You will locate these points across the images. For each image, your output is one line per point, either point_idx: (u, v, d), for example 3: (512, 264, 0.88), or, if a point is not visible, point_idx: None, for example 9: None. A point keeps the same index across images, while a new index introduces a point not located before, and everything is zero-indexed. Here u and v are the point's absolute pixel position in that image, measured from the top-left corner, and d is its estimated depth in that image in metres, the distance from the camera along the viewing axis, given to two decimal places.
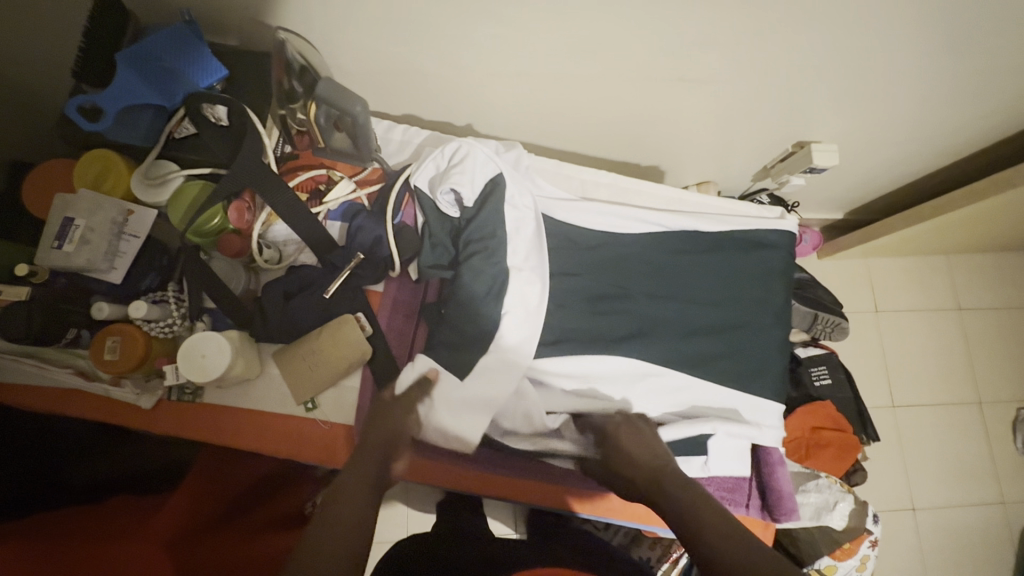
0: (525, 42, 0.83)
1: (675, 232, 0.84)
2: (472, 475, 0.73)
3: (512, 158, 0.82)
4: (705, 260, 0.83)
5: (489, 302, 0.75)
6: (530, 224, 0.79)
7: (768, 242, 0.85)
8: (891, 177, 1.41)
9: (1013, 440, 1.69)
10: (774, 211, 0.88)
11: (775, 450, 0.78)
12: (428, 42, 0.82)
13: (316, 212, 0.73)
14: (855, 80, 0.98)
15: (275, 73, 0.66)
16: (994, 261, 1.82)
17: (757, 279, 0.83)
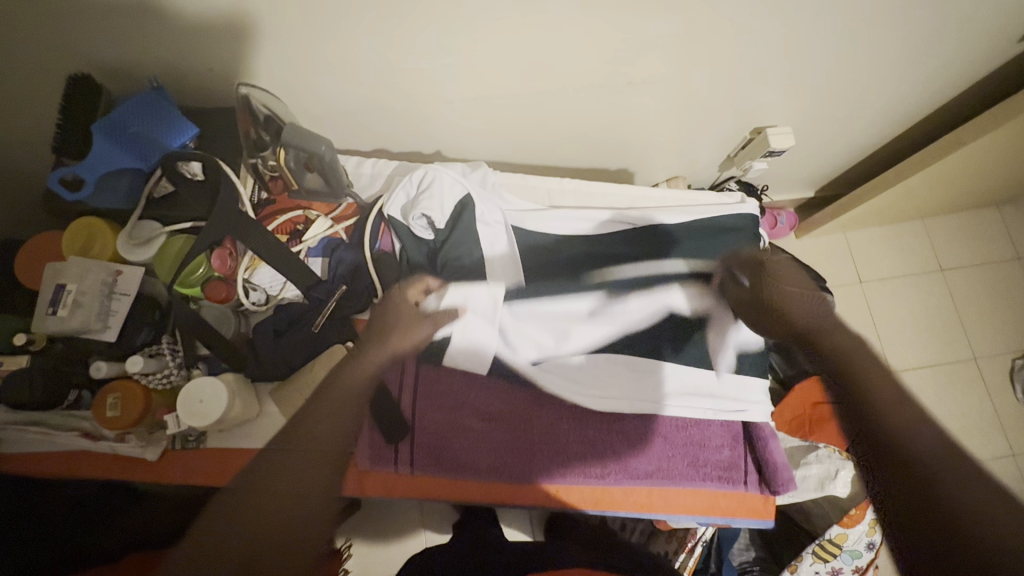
0: (478, 67, 0.88)
1: (645, 226, 0.86)
2: (546, 489, 0.75)
3: (479, 177, 0.85)
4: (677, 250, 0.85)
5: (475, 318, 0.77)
6: (503, 238, 0.82)
7: (731, 226, 0.88)
8: (852, 150, 1.46)
9: (1014, 391, 1.71)
10: (735, 197, 0.92)
11: (765, 424, 0.79)
12: (385, 79, 0.87)
13: (296, 250, 0.76)
14: (793, 66, 1.03)
15: (241, 124, 0.70)
16: (966, 219, 1.87)
17: (726, 264, 0.86)
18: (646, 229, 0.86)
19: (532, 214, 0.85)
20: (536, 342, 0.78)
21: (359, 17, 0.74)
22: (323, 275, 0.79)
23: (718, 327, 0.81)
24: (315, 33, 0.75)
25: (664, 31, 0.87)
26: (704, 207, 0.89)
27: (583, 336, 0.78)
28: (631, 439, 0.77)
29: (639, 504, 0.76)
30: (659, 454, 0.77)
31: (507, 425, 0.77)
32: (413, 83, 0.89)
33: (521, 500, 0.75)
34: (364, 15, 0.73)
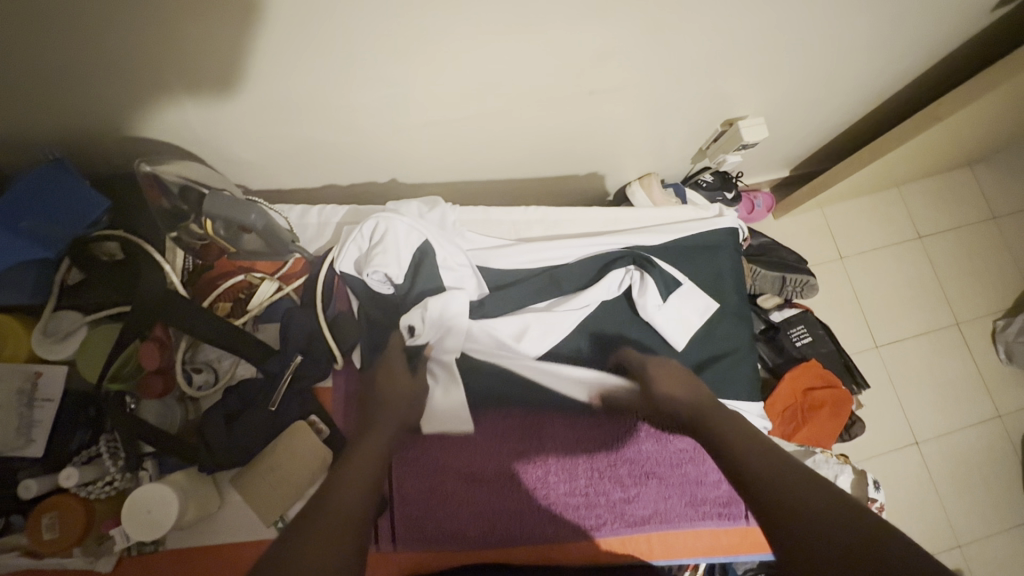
0: (429, 94, 0.80)
1: (621, 252, 0.81)
2: (544, 546, 0.71)
3: (438, 217, 0.78)
4: (658, 275, 0.79)
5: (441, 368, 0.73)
6: (471, 282, 0.77)
7: (706, 244, 0.85)
8: (825, 129, 1.41)
9: (996, 352, 1.73)
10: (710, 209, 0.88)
11: None
12: (326, 115, 0.79)
13: (242, 323, 0.70)
14: (762, 57, 0.97)
15: (151, 195, 0.63)
16: (940, 183, 1.86)
17: (706, 285, 0.83)
18: (623, 255, 0.80)
19: (498, 251, 0.79)
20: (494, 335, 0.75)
21: (290, 56, 0.66)
22: (275, 344, 0.72)
23: (687, 304, 0.79)
24: (242, 75, 0.68)
25: (626, 40, 0.80)
26: (680, 225, 0.84)
27: (540, 328, 0.75)
28: (624, 485, 0.73)
29: (640, 550, 0.73)
30: (656, 497, 0.73)
31: (494, 484, 0.71)
32: (358, 118, 0.81)
33: (519, 560, 0.71)
34: (295, 55, 0.66)
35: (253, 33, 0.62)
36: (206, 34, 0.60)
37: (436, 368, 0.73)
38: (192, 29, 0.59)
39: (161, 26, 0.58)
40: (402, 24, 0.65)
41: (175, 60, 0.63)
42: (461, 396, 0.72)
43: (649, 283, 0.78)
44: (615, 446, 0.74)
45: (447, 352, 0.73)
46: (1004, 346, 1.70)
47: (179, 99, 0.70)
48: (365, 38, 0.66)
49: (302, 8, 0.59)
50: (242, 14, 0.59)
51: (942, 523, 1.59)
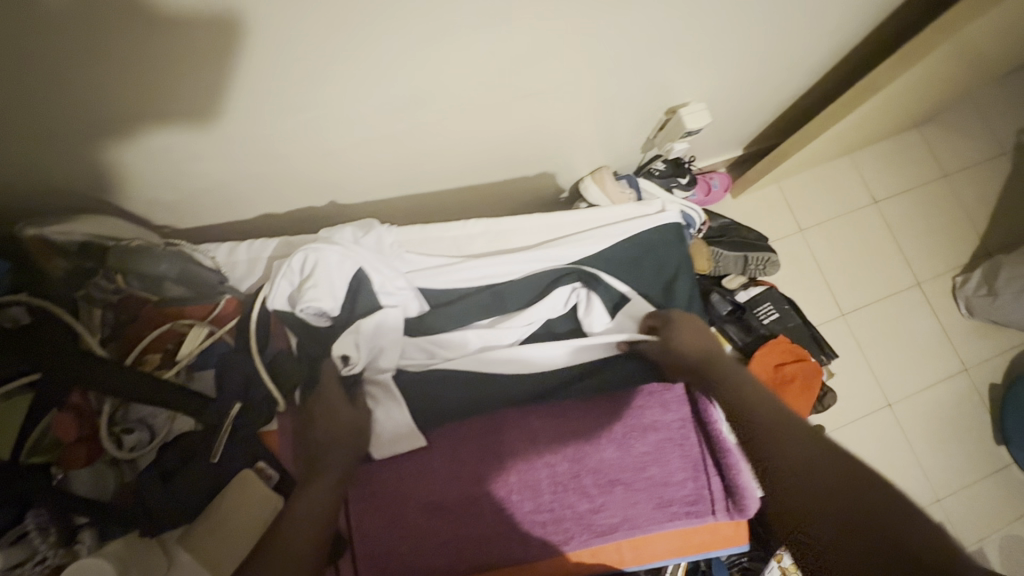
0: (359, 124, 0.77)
1: (566, 268, 0.81)
2: (516, 566, 0.69)
3: (373, 241, 0.75)
4: (604, 291, 0.81)
5: (380, 389, 0.71)
6: (413, 305, 0.77)
7: (649, 242, 0.85)
8: (770, 106, 1.41)
9: (957, 308, 1.77)
10: (655, 207, 0.88)
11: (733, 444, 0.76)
12: (237, 147, 0.74)
13: (170, 376, 0.65)
14: (695, 47, 0.96)
15: (42, 255, 0.61)
16: (891, 147, 1.89)
17: (650, 284, 0.84)
18: (568, 271, 0.81)
19: (439, 270, 0.78)
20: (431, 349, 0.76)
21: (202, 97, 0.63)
22: (212, 391, 0.69)
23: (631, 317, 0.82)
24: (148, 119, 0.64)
25: (558, 50, 0.78)
26: (624, 227, 0.84)
27: (479, 342, 0.77)
28: (592, 497, 0.71)
29: (614, 556, 0.72)
30: (623, 503, 0.72)
31: (458, 512, 0.69)
32: (284, 150, 0.78)
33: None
34: (197, 93, 0.62)
35: (154, 76, 0.58)
36: (99, 78, 0.56)
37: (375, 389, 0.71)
38: (81, 74, 0.55)
39: (44, 72, 0.54)
40: (321, 61, 0.62)
41: (57, 107, 0.59)
42: (406, 416, 0.70)
43: (595, 302, 0.80)
44: (578, 457, 0.73)
45: (382, 371, 0.72)
46: (965, 301, 1.74)
47: (82, 146, 0.66)
48: (284, 77, 0.63)
49: (204, 49, 0.56)
50: (138, 58, 0.55)
51: (920, 480, 1.63)
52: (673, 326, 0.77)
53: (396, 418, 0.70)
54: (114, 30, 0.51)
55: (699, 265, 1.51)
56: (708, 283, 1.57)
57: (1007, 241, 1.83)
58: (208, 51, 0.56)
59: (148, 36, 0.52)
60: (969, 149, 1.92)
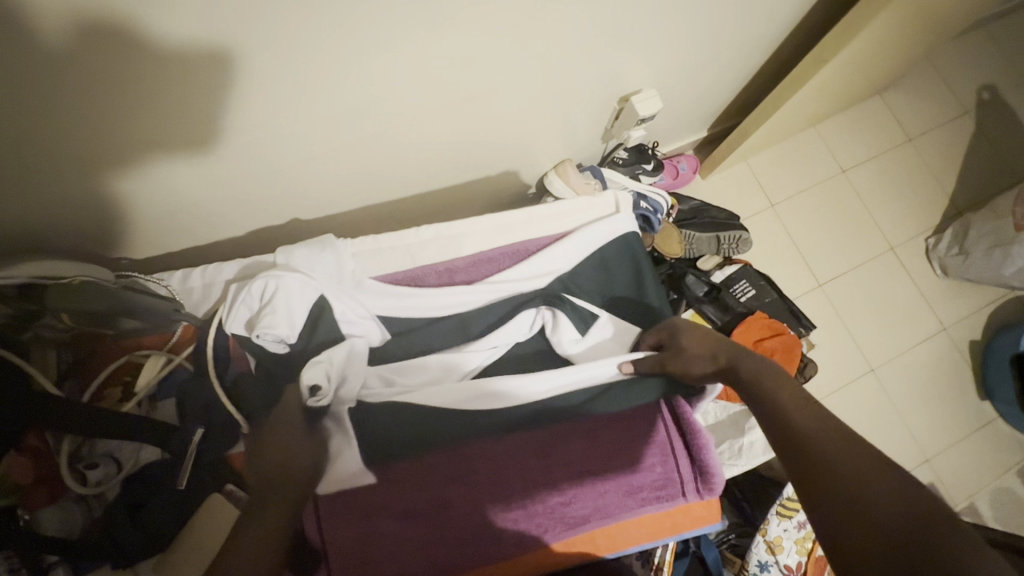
0: (314, 139, 0.78)
1: (529, 294, 0.78)
2: (492, 566, 0.70)
3: (329, 258, 0.75)
4: (572, 312, 0.79)
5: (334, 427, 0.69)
6: (376, 329, 0.77)
7: (606, 248, 0.82)
8: (726, 85, 1.42)
9: (932, 269, 1.79)
10: (611, 204, 0.84)
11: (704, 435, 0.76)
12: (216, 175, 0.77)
13: (129, 408, 0.66)
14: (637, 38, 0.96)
15: None
16: (854, 116, 1.91)
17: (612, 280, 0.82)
18: (529, 296, 0.78)
19: (395, 292, 0.77)
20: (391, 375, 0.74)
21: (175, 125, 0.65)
22: (175, 420, 0.69)
23: (601, 333, 0.81)
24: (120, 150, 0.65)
25: (503, 51, 0.79)
26: (578, 231, 0.81)
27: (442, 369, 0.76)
28: (563, 489, 0.72)
29: (588, 546, 0.73)
30: (592, 493, 0.73)
31: (431, 516, 0.69)
32: (232, 167, 0.77)
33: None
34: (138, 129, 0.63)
35: (124, 107, 0.59)
36: (77, 115, 0.58)
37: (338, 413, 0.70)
38: (54, 110, 0.56)
39: (19, 113, 0.55)
40: (284, 79, 0.64)
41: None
42: (357, 455, 0.68)
43: (563, 324, 0.78)
44: (544, 451, 0.74)
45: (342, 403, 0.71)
46: (939, 262, 1.77)
47: (54, 187, 0.66)
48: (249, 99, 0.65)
49: (165, 76, 0.57)
50: (120, 91, 0.57)
51: (908, 442, 1.65)
52: (687, 334, 0.75)
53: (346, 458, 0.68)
54: (101, 65, 0.53)
55: (672, 249, 1.51)
56: (683, 265, 1.57)
57: (976, 199, 1.85)
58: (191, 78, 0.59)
59: (135, 70, 0.55)
60: (932, 111, 1.94)
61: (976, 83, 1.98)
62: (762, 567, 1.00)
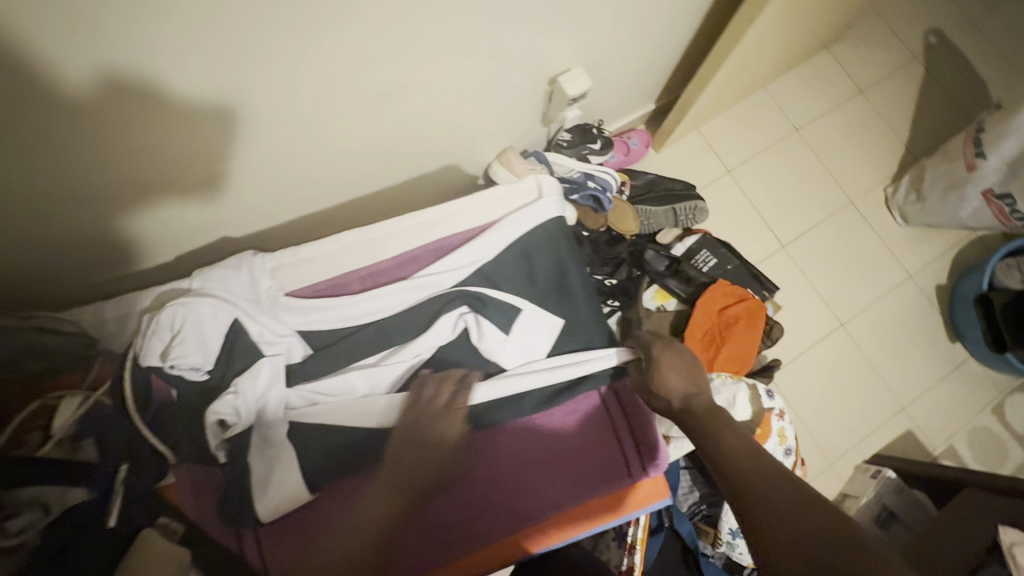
0: (289, 164, 0.83)
1: (450, 292, 0.75)
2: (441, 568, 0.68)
3: (244, 277, 0.72)
4: (495, 312, 0.75)
5: (266, 454, 0.67)
6: (297, 348, 0.73)
7: (532, 232, 0.79)
8: (664, 55, 1.39)
9: (893, 218, 1.79)
10: (533, 189, 0.81)
11: (647, 417, 0.75)
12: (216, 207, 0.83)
13: (46, 454, 0.62)
14: (555, 22, 0.92)
15: None
16: (804, 72, 1.89)
17: (543, 268, 0.79)
18: (452, 295, 0.75)
19: (313, 306, 0.73)
20: (318, 397, 0.71)
21: (179, 163, 0.71)
22: (97, 458, 0.65)
23: (533, 327, 0.76)
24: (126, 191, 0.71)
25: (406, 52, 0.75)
26: (500, 221, 0.78)
27: (368, 384, 0.72)
28: (509, 484, 0.72)
29: (544, 538, 0.70)
30: (536, 482, 0.72)
31: None
32: (239, 210, 0.86)
33: None
34: (150, 163, 0.68)
35: (135, 144, 0.64)
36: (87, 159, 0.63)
37: (267, 440, 0.68)
38: (68, 159, 0.61)
39: (41, 165, 0.61)
40: (252, 108, 0.69)
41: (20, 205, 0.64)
42: (296, 478, 0.67)
43: (484, 324, 0.74)
44: (485, 449, 0.73)
45: (271, 428, 0.69)
46: (899, 211, 1.77)
47: (71, 226, 0.71)
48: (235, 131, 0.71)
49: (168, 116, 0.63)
50: (125, 131, 0.62)
51: (883, 393, 1.65)
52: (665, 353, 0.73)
53: (285, 483, 0.66)
54: (115, 111, 0.59)
55: (628, 226, 1.50)
56: (643, 241, 1.56)
57: (930, 144, 1.85)
58: (193, 116, 0.65)
59: (143, 114, 0.61)
60: (881, 60, 1.92)
61: (923, 27, 1.97)
62: (733, 535, 1.04)
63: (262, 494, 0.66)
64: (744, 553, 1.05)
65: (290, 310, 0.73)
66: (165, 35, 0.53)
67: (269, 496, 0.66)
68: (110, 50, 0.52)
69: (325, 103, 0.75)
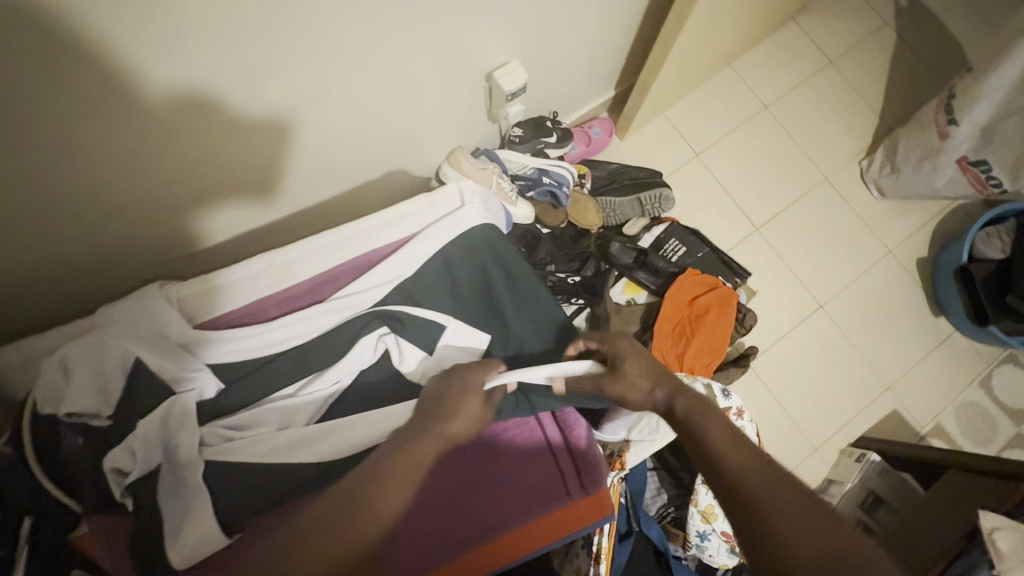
0: (305, 169, 0.90)
1: (368, 312, 0.73)
2: None
3: (147, 308, 0.68)
4: (415, 331, 0.74)
5: (181, 495, 0.63)
6: (208, 382, 0.69)
7: (453, 242, 0.78)
8: (615, 40, 1.34)
9: (870, 192, 1.74)
10: (455, 197, 0.80)
11: (584, 432, 0.74)
12: (267, 209, 0.92)
13: None
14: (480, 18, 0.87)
15: None
16: (770, 46, 1.82)
17: (464, 280, 0.77)
18: (370, 316, 0.73)
19: (227, 336, 0.71)
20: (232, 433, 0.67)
21: (229, 168, 0.78)
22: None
23: (457, 343, 0.75)
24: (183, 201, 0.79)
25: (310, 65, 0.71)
26: (420, 235, 0.77)
27: (286, 416, 0.69)
28: (443, 510, 0.67)
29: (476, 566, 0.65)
30: (469, 505, 0.68)
31: None
32: (276, 217, 0.95)
33: None
34: (203, 173, 0.76)
35: (186, 155, 0.71)
36: (152, 177, 0.70)
37: (181, 481, 0.64)
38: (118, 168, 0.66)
39: (105, 175, 0.66)
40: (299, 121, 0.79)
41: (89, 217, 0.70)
42: (212, 521, 0.62)
43: (404, 344, 0.73)
44: None
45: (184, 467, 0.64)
46: (875, 184, 1.71)
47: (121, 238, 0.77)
48: (271, 136, 0.78)
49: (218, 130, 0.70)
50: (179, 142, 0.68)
51: (867, 372, 1.61)
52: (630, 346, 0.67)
53: (201, 528, 0.61)
54: (173, 127, 0.66)
55: (591, 220, 1.45)
56: (609, 234, 1.51)
57: (905, 113, 1.79)
58: (240, 127, 0.72)
59: (200, 126, 0.68)
60: (850, 28, 1.85)
61: None
62: (702, 537, 0.98)
63: (176, 540, 0.61)
64: (715, 556, 0.99)
65: (201, 342, 0.70)
66: (212, 57, 0.60)
67: (183, 542, 0.61)
68: (195, 70, 0.60)
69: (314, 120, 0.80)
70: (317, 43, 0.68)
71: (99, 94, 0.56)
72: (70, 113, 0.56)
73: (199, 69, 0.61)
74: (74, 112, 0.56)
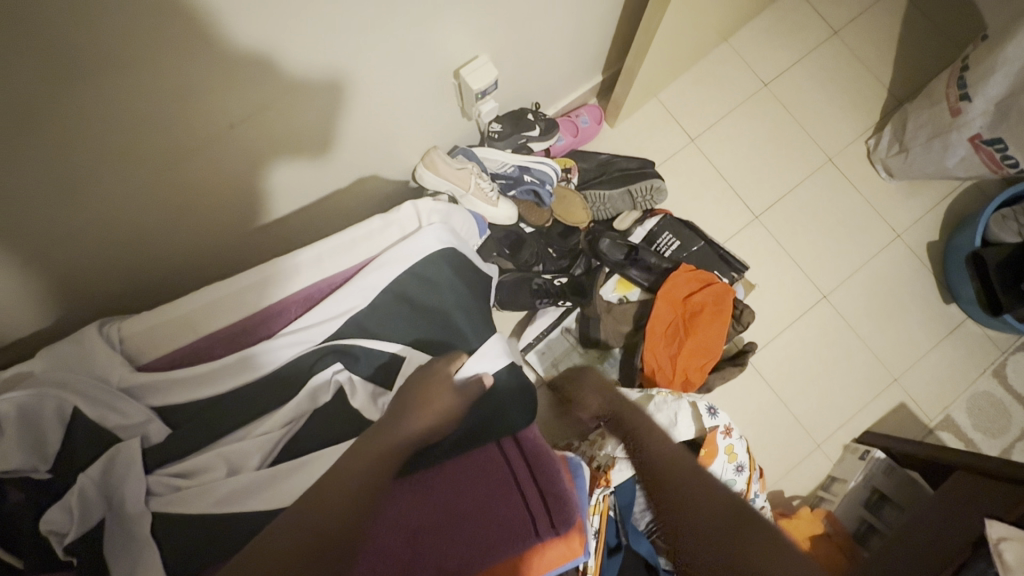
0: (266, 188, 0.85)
1: (319, 348, 0.72)
2: None
3: (93, 350, 0.66)
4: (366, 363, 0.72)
5: (127, 549, 0.59)
6: (155, 428, 0.67)
7: (408, 267, 0.77)
8: (598, 23, 1.24)
9: (877, 173, 1.64)
10: (411, 218, 0.80)
11: (553, 466, 0.71)
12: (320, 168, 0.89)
13: None
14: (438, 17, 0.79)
15: None
16: (768, 19, 1.70)
17: (420, 306, 0.76)
18: (323, 353, 0.72)
19: (174, 379, 0.68)
20: (176, 484, 0.64)
21: (260, 150, 0.76)
22: None
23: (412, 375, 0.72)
24: (189, 189, 0.72)
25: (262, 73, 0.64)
26: (375, 261, 0.76)
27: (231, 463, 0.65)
28: (399, 557, 0.62)
29: None
30: (428, 547, 0.63)
31: None
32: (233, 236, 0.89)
33: None
34: (220, 146, 0.69)
35: (212, 116, 0.64)
36: (183, 151, 0.66)
37: (127, 534, 0.60)
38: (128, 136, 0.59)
39: (113, 142, 0.59)
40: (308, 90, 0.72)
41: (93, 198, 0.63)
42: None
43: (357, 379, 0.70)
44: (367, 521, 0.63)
45: (132, 520, 0.61)
46: (883, 164, 1.62)
47: (116, 228, 0.69)
48: (303, 101, 0.73)
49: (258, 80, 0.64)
50: (204, 101, 0.61)
51: (873, 363, 1.55)
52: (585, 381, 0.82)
53: None
54: (206, 81, 0.59)
55: (578, 217, 1.38)
56: (601, 228, 1.43)
57: (915, 85, 1.68)
58: (287, 89, 0.69)
59: (232, 81, 0.62)
60: None
61: None
62: None
63: None
64: None
65: (147, 387, 0.67)
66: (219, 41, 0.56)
67: None
68: (230, 19, 0.54)
69: (292, 110, 0.73)
70: (266, 54, 0.62)
71: (156, 52, 0.52)
72: (118, 80, 0.53)
73: (248, 33, 0.58)
74: (90, 57, 0.49)
